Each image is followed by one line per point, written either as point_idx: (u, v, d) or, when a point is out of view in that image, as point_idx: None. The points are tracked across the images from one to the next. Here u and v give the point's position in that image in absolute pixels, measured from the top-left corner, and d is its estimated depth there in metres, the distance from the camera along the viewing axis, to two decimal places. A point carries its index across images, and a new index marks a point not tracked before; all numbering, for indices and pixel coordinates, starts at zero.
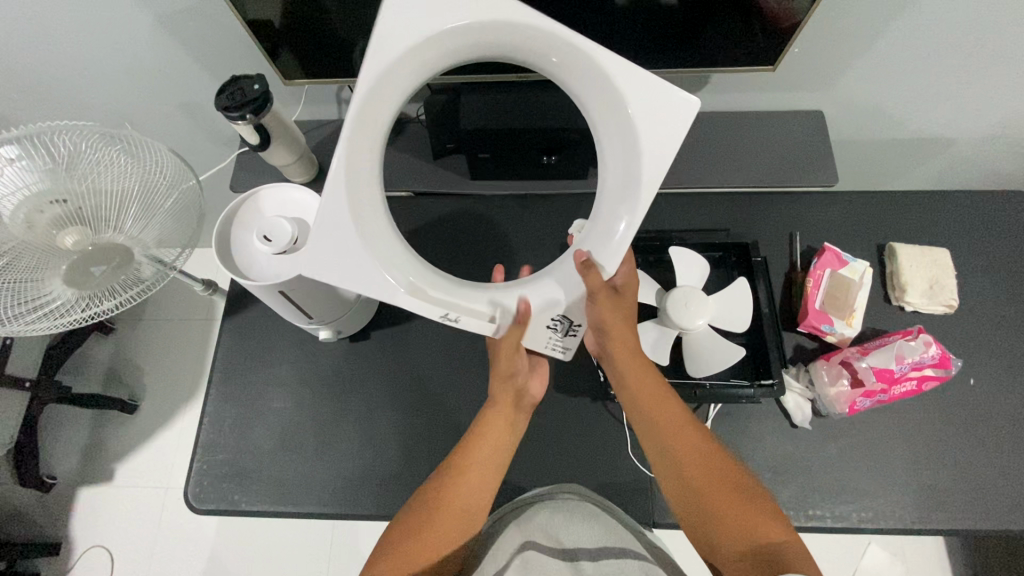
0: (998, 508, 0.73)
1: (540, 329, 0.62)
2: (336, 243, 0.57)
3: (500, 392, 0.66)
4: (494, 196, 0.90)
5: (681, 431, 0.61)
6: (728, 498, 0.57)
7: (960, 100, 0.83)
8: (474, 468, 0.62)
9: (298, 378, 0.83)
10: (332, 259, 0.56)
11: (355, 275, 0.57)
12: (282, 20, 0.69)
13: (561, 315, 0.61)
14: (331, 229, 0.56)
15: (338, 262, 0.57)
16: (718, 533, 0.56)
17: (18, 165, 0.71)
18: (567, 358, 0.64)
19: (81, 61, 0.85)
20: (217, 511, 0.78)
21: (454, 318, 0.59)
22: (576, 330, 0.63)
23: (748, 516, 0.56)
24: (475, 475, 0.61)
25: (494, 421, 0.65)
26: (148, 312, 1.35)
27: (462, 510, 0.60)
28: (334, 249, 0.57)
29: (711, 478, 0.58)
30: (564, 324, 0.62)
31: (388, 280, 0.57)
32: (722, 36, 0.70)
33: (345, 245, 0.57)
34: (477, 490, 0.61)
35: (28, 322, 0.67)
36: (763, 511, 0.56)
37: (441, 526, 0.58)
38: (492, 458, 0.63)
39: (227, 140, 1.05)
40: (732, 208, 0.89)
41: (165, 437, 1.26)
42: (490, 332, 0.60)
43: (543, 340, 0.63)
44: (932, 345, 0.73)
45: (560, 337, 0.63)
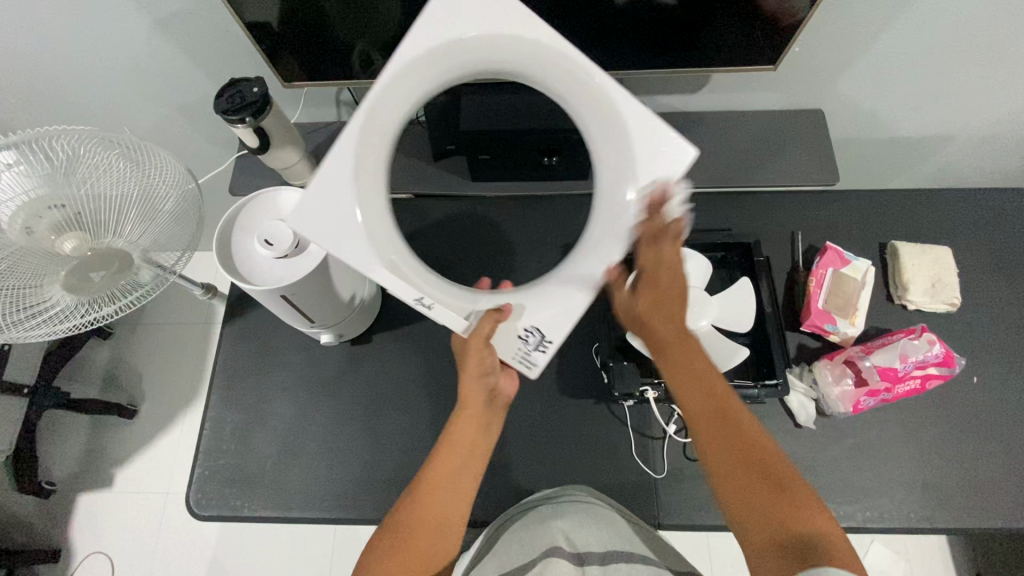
0: (1003, 505, 0.73)
1: (510, 341, 0.59)
2: (327, 200, 0.56)
3: (473, 397, 0.60)
4: (494, 197, 0.90)
5: (733, 413, 0.56)
6: (773, 486, 0.52)
7: (959, 98, 0.83)
8: (440, 485, 0.59)
9: (299, 383, 0.83)
10: (317, 217, 0.56)
11: (334, 240, 0.56)
12: (281, 22, 0.68)
13: (533, 326, 0.59)
14: (328, 188, 0.56)
15: (321, 223, 0.56)
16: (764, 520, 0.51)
17: (16, 170, 0.69)
18: (533, 376, 0.60)
19: (78, 65, 0.84)
20: (218, 517, 0.77)
21: (428, 303, 0.57)
22: (547, 347, 0.59)
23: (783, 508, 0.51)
24: (443, 490, 0.59)
25: (462, 435, 0.60)
26: (147, 316, 1.34)
27: (435, 526, 0.58)
28: (323, 208, 0.56)
29: (756, 466, 0.53)
30: (536, 338, 0.59)
31: (368, 249, 0.56)
32: (723, 36, 0.70)
33: (340, 202, 0.56)
34: (449, 504, 0.59)
35: (27, 328, 0.68)
36: (809, 505, 0.51)
37: (419, 545, 0.56)
38: (460, 472, 0.60)
39: (225, 143, 1.05)
40: (733, 208, 0.88)
41: (164, 443, 1.25)
42: (460, 328, 0.58)
43: (512, 352, 0.59)
44: (936, 344, 0.73)
45: (528, 351, 0.59)
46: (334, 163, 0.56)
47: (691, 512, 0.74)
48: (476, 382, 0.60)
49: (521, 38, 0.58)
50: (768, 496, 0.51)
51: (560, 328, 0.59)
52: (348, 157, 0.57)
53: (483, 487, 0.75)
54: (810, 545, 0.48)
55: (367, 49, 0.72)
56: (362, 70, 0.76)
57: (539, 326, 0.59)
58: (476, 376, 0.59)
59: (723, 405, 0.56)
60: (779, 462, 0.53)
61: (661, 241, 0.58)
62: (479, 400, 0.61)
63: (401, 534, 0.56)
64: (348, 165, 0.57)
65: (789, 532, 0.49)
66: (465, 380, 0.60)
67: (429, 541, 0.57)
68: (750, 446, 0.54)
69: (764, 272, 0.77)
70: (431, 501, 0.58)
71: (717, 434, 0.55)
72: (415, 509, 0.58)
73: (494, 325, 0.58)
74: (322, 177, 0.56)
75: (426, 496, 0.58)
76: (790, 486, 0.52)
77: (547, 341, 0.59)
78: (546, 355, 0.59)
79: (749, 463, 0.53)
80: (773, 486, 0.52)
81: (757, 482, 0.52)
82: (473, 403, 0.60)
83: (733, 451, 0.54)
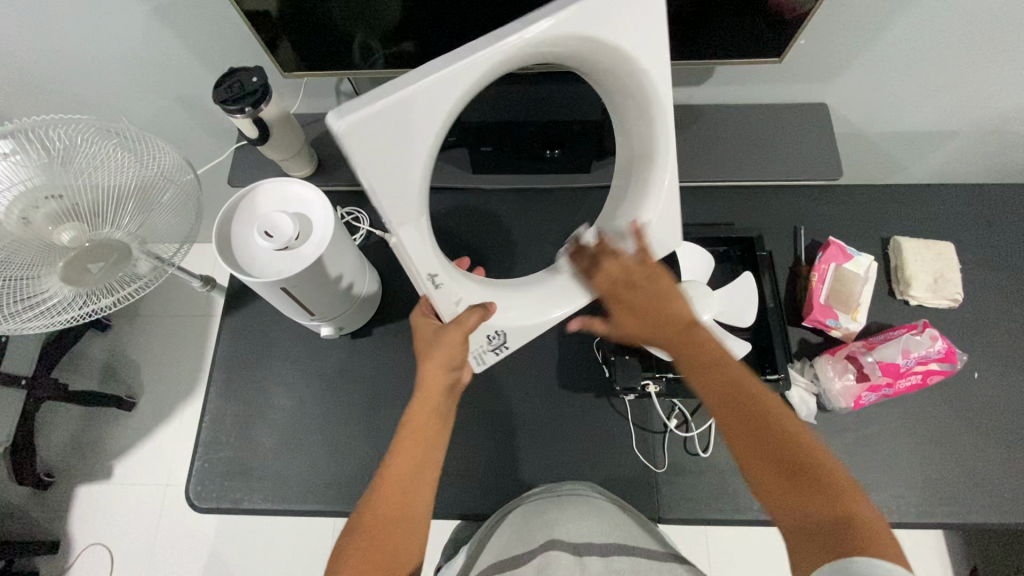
0: (1003, 500, 0.73)
1: (479, 335, 0.62)
2: (395, 138, 0.48)
3: (433, 382, 0.58)
4: (494, 190, 0.89)
5: (754, 395, 0.53)
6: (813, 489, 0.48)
7: (963, 94, 0.83)
8: (405, 474, 0.56)
9: (299, 375, 0.82)
10: (371, 151, 0.48)
11: (381, 184, 0.50)
12: (279, 11, 0.67)
13: (500, 331, 0.63)
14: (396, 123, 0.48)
15: (376, 161, 0.49)
16: (802, 508, 0.47)
17: (12, 160, 0.67)
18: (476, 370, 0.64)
19: (76, 54, 0.83)
20: (218, 509, 0.77)
21: (437, 282, 0.58)
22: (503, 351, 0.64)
23: (814, 503, 0.47)
24: (407, 480, 0.56)
25: (420, 425, 0.58)
26: (145, 307, 1.34)
27: (407, 518, 0.55)
28: (384, 147, 0.48)
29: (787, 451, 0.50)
30: (498, 341, 0.63)
31: (406, 209, 0.52)
32: (726, 29, 0.69)
33: (395, 138, 0.48)
34: (415, 495, 0.56)
35: (26, 320, 0.68)
36: (845, 486, 0.47)
37: (389, 537, 0.53)
38: (423, 460, 0.58)
39: (224, 133, 1.04)
40: (736, 202, 0.88)
41: (163, 435, 1.25)
42: (444, 313, 0.59)
43: (474, 346, 0.62)
44: (938, 339, 0.72)
45: (486, 349, 0.63)
46: (416, 107, 0.48)
47: (692, 506, 0.74)
48: (442, 371, 0.58)
49: (645, 72, 0.54)
50: (810, 492, 0.47)
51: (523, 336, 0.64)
52: (435, 112, 0.49)
53: (483, 481, 0.75)
54: (845, 531, 0.45)
55: (367, 38, 0.71)
56: (362, 60, 0.75)
57: (506, 332, 0.63)
58: (442, 366, 0.59)
59: (734, 384, 0.54)
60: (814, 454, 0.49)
61: (604, 261, 0.60)
62: (441, 389, 0.59)
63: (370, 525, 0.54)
64: (431, 118, 0.49)
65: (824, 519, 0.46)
66: (426, 369, 0.59)
67: (397, 533, 0.54)
68: (778, 432, 0.51)
69: (766, 266, 0.77)
70: (396, 489, 0.56)
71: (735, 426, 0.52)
72: (382, 500, 0.55)
73: (479, 319, 0.59)
74: (398, 108, 0.47)
75: (391, 487, 0.56)
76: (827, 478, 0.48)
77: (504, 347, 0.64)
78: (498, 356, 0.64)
79: (777, 453, 0.50)
80: (803, 473, 0.48)
81: (792, 481, 0.48)
82: (430, 392, 0.58)
83: (758, 440, 0.51)
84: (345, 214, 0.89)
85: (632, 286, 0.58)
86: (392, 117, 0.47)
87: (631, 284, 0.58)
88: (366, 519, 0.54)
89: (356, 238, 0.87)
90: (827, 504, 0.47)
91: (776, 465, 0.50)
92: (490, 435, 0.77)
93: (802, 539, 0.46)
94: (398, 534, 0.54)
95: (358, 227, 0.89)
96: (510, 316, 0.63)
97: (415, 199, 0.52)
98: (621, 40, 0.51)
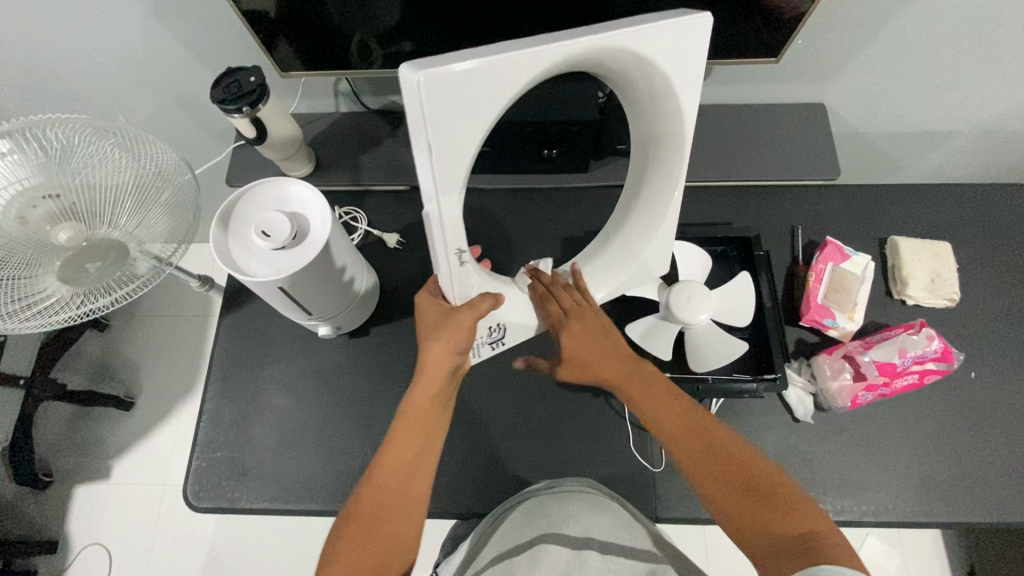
0: (1000, 500, 0.73)
1: (482, 327, 0.64)
2: (465, 108, 0.44)
3: (436, 366, 0.59)
4: (493, 190, 0.90)
5: (702, 424, 0.57)
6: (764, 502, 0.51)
7: (960, 94, 0.83)
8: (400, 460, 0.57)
9: (297, 375, 0.82)
10: (436, 121, 0.44)
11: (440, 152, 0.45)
12: (277, 10, 0.67)
13: (502, 322, 0.65)
14: (470, 91, 0.43)
15: (439, 134, 0.44)
16: (759, 522, 0.50)
17: (10, 159, 0.69)
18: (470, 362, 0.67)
19: (74, 55, 0.83)
20: (216, 509, 0.77)
21: (463, 260, 0.54)
22: (496, 344, 0.67)
23: (771, 516, 0.50)
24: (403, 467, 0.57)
25: (417, 412, 0.59)
26: (144, 307, 1.34)
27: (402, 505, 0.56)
28: (456, 115, 0.44)
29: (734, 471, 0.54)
30: (497, 333, 0.66)
31: (454, 184, 0.48)
32: (724, 29, 0.69)
33: (463, 108, 0.44)
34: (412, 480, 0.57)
35: (23, 320, 0.67)
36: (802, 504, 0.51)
37: (382, 536, 0.55)
38: (422, 448, 0.59)
39: (222, 132, 1.04)
40: (734, 201, 0.88)
41: (162, 435, 1.25)
42: (453, 292, 0.57)
43: (478, 336, 0.65)
44: (935, 339, 0.73)
45: (486, 340, 0.66)
46: (489, 81, 0.44)
47: (689, 506, 0.74)
48: (448, 356, 0.59)
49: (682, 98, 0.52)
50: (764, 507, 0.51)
51: (520, 331, 0.68)
52: (503, 94, 0.45)
53: (480, 481, 0.75)
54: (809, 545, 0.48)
55: (366, 39, 0.71)
56: (361, 60, 0.75)
57: (507, 325, 0.66)
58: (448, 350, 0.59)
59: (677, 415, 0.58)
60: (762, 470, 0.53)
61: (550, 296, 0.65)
62: (443, 374, 0.60)
63: (364, 520, 0.55)
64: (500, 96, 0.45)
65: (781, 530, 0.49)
66: (431, 353, 0.59)
67: (393, 519, 0.55)
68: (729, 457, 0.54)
69: (763, 265, 0.77)
70: (393, 476, 0.57)
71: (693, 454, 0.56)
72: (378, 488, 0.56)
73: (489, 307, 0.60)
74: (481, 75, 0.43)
75: (389, 473, 0.57)
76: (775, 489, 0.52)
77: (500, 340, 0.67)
78: (491, 349, 0.67)
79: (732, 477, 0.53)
80: (761, 495, 0.52)
81: (745, 499, 0.52)
82: (433, 375, 0.60)
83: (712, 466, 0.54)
84: (344, 213, 0.89)
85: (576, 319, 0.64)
86: (467, 87, 0.43)
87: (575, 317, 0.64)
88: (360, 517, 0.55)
89: (354, 237, 0.87)
90: (781, 515, 0.50)
91: (737, 488, 0.53)
92: (488, 435, 0.78)
93: (773, 557, 0.49)
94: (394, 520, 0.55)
95: (357, 227, 0.89)
96: (513, 313, 0.65)
97: (463, 173, 0.47)
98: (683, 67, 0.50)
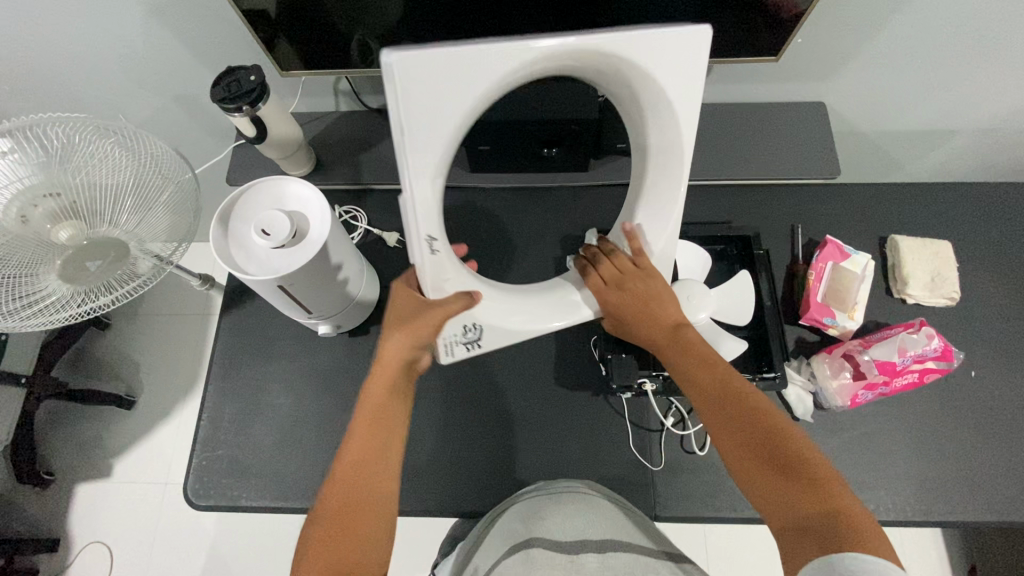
0: (1000, 499, 0.73)
1: (454, 324, 0.61)
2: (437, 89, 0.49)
3: (391, 362, 0.58)
4: (492, 189, 0.90)
5: (740, 392, 0.55)
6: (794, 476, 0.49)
7: (961, 92, 0.83)
8: (365, 454, 0.56)
9: (297, 374, 0.83)
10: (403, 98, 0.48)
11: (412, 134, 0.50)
12: (277, 10, 0.67)
13: (476, 324, 0.62)
14: (443, 74, 0.48)
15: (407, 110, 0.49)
16: (783, 497, 0.49)
17: (11, 158, 0.69)
18: (442, 361, 0.63)
19: (75, 54, 0.83)
20: (216, 507, 0.77)
21: (434, 247, 0.56)
22: (474, 346, 0.63)
23: (796, 492, 0.48)
24: (368, 460, 0.55)
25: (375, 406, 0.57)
26: (145, 306, 1.34)
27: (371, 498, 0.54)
28: (427, 95, 0.49)
29: (767, 443, 0.52)
30: (472, 335, 0.62)
31: (423, 165, 0.51)
32: (724, 28, 0.69)
33: (433, 90, 0.49)
34: (378, 472, 0.56)
35: (23, 318, 0.67)
36: (830, 483, 0.48)
37: (349, 536, 0.52)
38: (384, 441, 0.57)
39: (223, 131, 1.04)
40: (733, 200, 0.88)
41: (163, 433, 1.25)
42: (428, 286, 0.59)
43: (448, 334, 0.61)
44: (935, 338, 0.73)
45: (460, 339, 0.62)
46: (464, 67, 0.48)
47: (689, 505, 0.74)
48: (406, 352, 0.58)
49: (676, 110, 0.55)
50: (790, 483, 0.49)
51: (499, 337, 0.64)
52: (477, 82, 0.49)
53: (480, 479, 0.76)
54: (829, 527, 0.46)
55: (366, 38, 0.71)
56: (361, 59, 0.75)
57: (484, 326, 0.62)
58: (408, 346, 0.59)
59: (719, 381, 0.57)
60: (798, 443, 0.51)
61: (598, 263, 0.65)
62: (399, 371, 0.59)
63: (332, 519, 0.53)
64: (473, 83, 0.49)
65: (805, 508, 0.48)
66: (387, 348, 0.58)
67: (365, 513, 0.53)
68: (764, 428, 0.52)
69: (762, 264, 0.77)
70: (357, 470, 0.55)
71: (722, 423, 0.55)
72: (343, 484, 0.54)
73: (462, 307, 0.60)
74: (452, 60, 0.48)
75: (352, 466, 0.55)
76: (806, 466, 0.49)
77: (477, 342, 0.63)
78: (468, 351, 0.63)
79: (764, 449, 0.52)
80: (790, 470, 0.50)
81: (773, 472, 0.50)
82: (388, 368, 0.58)
83: (742, 435, 0.53)
84: (344, 212, 0.89)
85: (621, 287, 0.62)
86: (442, 69, 0.48)
87: (619, 285, 0.63)
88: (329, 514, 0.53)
89: (354, 236, 0.87)
90: (808, 494, 0.48)
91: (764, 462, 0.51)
92: (487, 434, 0.78)
93: (791, 533, 0.48)
94: (366, 513, 0.53)
95: (357, 226, 0.89)
96: (490, 314, 0.63)
97: (436, 154, 0.51)
98: (667, 73, 0.53)
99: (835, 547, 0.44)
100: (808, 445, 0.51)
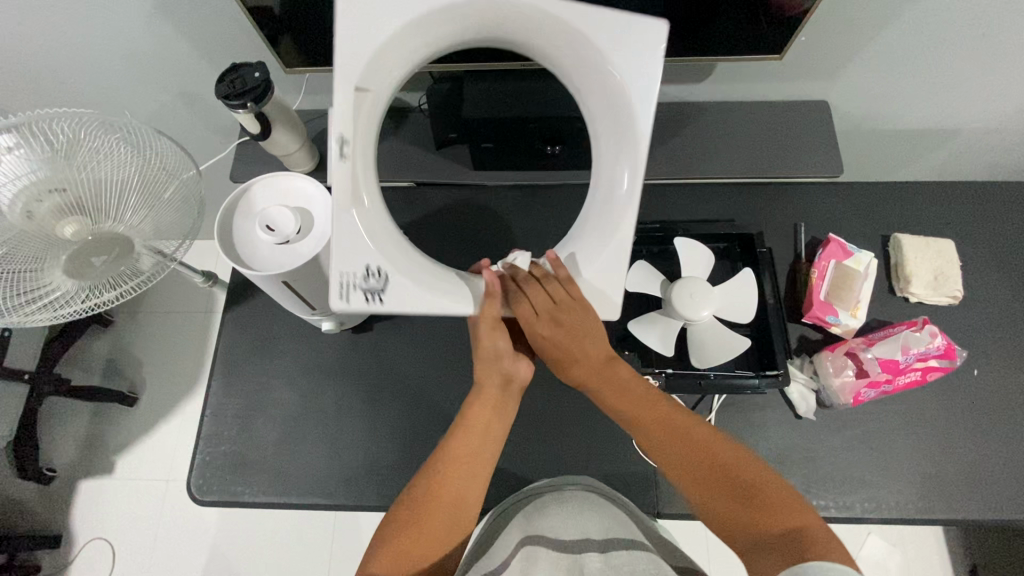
0: (1001, 496, 0.73)
1: (354, 261, 0.56)
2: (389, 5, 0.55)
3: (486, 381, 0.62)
4: (495, 186, 0.90)
5: (683, 427, 0.58)
6: (750, 499, 0.51)
7: (967, 90, 0.82)
8: (458, 461, 0.59)
9: (300, 370, 0.83)
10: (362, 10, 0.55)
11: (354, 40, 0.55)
12: (282, 6, 0.67)
13: (380, 268, 0.56)
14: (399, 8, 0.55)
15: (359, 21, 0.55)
16: (745, 521, 0.50)
17: (16, 153, 0.68)
18: (331, 304, 0.57)
19: (80, 50, 0.84)
20: (219, 502, 0.77)
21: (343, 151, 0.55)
22: (377, 298, 0.57)
23: (756, 513, 0.50)
24: (463, 469, 0.59)
25: (476, 423, 0.61)
26: (147, 303, 1.34)
27: (449, 508, 0.57)
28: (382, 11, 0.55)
29: (719, 472, 0.54)
30: (374, 283, 0.57)
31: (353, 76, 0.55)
32: (730, 26, 0.69)
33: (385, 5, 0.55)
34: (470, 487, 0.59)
35: (29, 313, 0.68)
36: (786, 501, 0.50)
37: (422, 540, 0.54)
38: (477, 453, 0.60)
39: (226, 128, 1.04)
40: (736, 199, 0.88)
41: (165, 429, 1.25)
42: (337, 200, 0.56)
43: (346, 271, 0.56)
44: (938, 336, 0.73)
45: (362, 281, 0.57)
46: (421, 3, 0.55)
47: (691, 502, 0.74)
48: (491, 366, 0.61)
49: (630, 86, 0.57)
50: (747, 507, 0.51)
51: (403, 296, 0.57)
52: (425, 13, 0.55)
53: None
54: (791, 543, 0.47)
55: None
56: None
57: (388, 275, 0.57)
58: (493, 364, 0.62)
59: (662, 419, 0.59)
60: (747, 468, 0.53)
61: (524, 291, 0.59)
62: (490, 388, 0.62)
63: (414, 517, 0.56)
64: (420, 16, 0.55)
65: (766, 528, 0.49)
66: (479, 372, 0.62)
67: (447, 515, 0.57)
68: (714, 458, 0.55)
69: (765, 263, 0.77)
70: (451, 479, 0.58)
71: (672, 457, 0.57)
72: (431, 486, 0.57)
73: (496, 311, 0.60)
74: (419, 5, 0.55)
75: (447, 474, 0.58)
76: (761, 487, 0.51)
77: (380, 294, 0.57)
78: (366, 300, 0.57)
79: (716, 479, 0.53)
80: (745, 494, 0.51)
81: (732, 499, 0.52)
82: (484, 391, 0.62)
83: (694, 469, 0.55)
84: None
85: (556, 319, 0.58)
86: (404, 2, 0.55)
87: (552, 318, 0.58)
88: (414, 514, 0.56)
89: None
90: (767, 514, 0.49)
91: (720, 487, 0.53)
92: None
93: (753, 551, 0.49)
94: (442, 518, 0.56)
95: None
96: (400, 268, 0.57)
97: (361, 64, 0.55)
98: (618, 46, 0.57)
99: (800, 556, 0.45)
100: (759, 467, 0.54)
